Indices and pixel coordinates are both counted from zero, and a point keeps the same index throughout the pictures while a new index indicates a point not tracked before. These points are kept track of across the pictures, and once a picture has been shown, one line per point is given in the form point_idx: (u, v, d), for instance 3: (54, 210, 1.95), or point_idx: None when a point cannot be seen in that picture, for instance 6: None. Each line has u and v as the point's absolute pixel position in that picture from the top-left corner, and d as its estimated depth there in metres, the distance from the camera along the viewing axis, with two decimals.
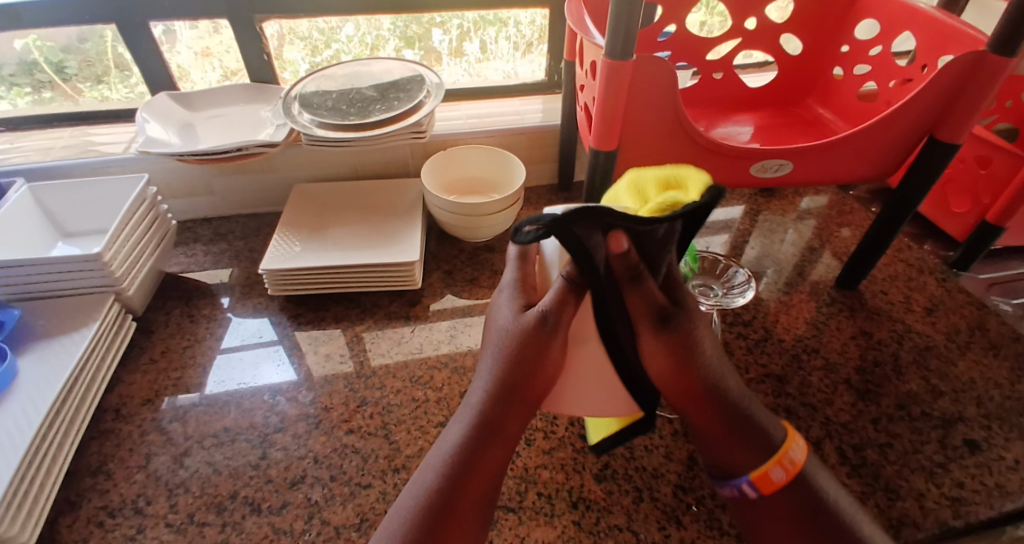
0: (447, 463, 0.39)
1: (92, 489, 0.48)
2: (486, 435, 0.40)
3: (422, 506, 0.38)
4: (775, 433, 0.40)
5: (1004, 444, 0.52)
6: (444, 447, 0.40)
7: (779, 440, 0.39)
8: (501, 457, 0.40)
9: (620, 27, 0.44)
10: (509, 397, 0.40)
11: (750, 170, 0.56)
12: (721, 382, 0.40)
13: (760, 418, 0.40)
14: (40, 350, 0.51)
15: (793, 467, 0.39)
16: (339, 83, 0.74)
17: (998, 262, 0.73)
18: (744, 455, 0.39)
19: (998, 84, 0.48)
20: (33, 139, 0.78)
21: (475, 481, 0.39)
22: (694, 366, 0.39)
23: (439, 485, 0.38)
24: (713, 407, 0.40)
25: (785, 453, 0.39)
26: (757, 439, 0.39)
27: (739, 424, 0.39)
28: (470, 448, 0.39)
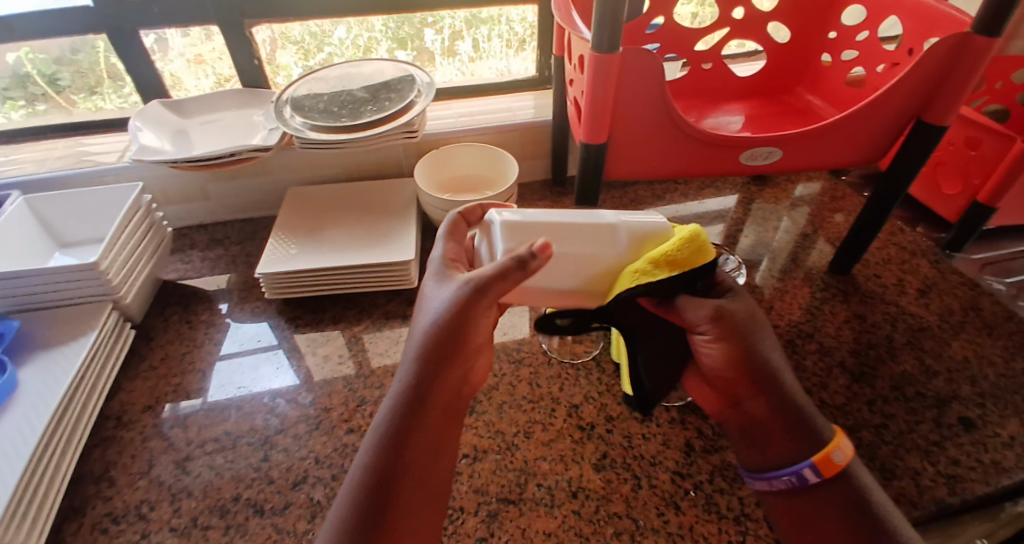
0: (383, 430, 0.36)
1: (96, 496, 0.48)
2: (417, 400, 0.37)
3: (360, 486, 0.35)
4: (820, 426, 0.40)
5: (998, 422, 0.52)
6: (378, 415, 0.37)
7: (828, 435, 0.40)
8: (434, 418, 0.37)
9: (606, 21, 0.45)
10: (434, 364, 0.37)
11: (740, 159, 0.56)
12: (780, 379, 0.42)
13: (810, 416, 0.41)
14: (40, 360, 0.52)
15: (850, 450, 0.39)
16: (330, 85, 0.74)
17: (992, 242, 0.73)
18: (793, 445, 0.40)
19: (984, 64, 0.49)
20: (28, 152, 0.78)
21: (412, 446, 0.36)
22: (757, 367, 0.41)
23: (377, 453, 0.36)
24: (767, 400, 0.41)
25: (831, 450, 0.39)
26: (807, 431, 0.40)
27: (790, 414, 0.40)
28: (404, 413, 0.37)
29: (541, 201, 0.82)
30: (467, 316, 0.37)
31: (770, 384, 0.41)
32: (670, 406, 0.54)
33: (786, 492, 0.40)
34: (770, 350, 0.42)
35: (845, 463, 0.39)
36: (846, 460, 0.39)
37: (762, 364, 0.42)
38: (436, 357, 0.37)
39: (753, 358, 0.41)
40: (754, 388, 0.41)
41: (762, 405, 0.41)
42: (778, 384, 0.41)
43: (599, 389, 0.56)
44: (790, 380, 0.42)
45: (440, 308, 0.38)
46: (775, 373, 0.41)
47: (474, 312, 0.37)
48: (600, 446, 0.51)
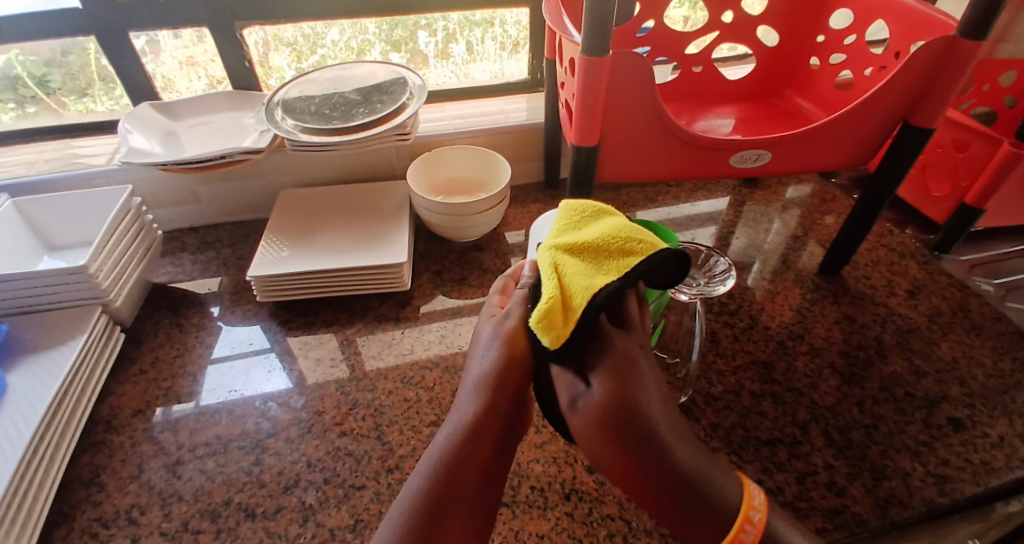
0: (434, 470, 0.39)
1: (85, 501, 0.48)
2: (469, 443, 0.40)
3: (410, 508, 0.37)
4: (727, 493, 0.36)
5: (987, 422, 0.52)
6: (429, 455, 0.40)
7: (736, 502, 0.36)
8: (484, 459, 0.40)
9: (596, 24, 0.45)
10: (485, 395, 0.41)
11: (731, 161, 0.57)
12: (665, 452, 0.37)
13: (712, 485, 0.36)
14: (28, 364, 0.51)
15: (758, 528, 0.35)
16: (322, 87, 0.74)
17: (980, 244, 0.74)
18: (699, 525, 0.36)
19: (969, 68, 0.49)
20: (17, 154, 0.78)
21: (463, 484, 0.39)
22: (643, 464, 0.37)
23: (428, 491, 0.38)
24: (660, 494, 0.37)
25: (738, 532, 0.35)
26: (710, 505, 0.36)
27: (682, 493, 0.36)
28: (458, 453, 0.39)
29: (534, 204, 0.83)
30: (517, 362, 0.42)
31: (657, 475, 0.37)
32: None
33: None
34: (653, 418, 0.38)
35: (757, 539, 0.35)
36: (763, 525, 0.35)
37: (642, 450, 0.37)
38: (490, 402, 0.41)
39: (631, 444, 0.37)
40: (645, 488, 0.37)
41: (655, 496, 0.37)
42: (664, 464, 0.37)
43: None
44: (679, 451, 0.37)
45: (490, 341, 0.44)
46: (659, 446, 0.37)
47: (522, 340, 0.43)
48: None
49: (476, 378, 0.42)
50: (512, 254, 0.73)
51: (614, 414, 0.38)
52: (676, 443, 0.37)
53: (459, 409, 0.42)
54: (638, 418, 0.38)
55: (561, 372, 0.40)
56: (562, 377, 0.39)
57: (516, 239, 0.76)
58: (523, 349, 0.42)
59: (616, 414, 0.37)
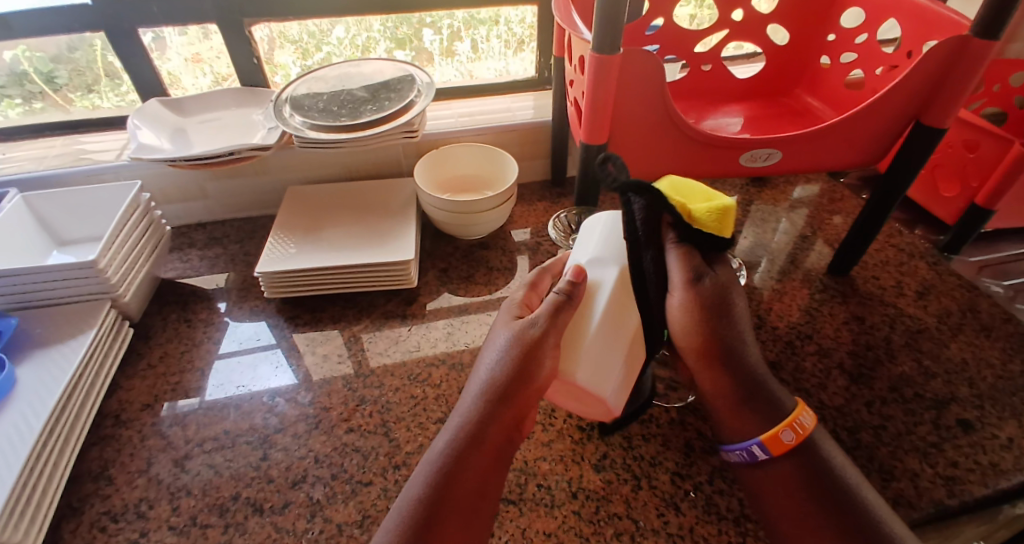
0: (431, 473, 0.39)
1: (93, 495, 0.48)
2: (471, 449, 0.39)
3: (409, 515, 0.37)
4: (785, 400, 0.42)
5: (996, 423, 0.52)
6: (429, 458, 0.40)
7: (790, 407, 0.42)
8: (486, 467, 0.39)
9: (606, 22, 0.45)
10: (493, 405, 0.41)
11: (740, 160, 0.56)
12: (744, 347, 0.44)
13: (772, 389, 0.43)
14: (37, 358, 0.52)
15: (803, 431, 0.40)
16: (330, 84, 0.74)
17: (990, 244, 0.73)
18: (755, 412, 0.42)
19: (983, 67, 0.49)
20: (25, 150, 0.78)
21: (459, 490, 0.38)
22: (722, 345, 0.44)
23: (424, 496, 0.38)
24: (727, 374, 0.43)
25: (789, 423, 0.40)
26: (771, 403, 0.42)
27: (753, 386, 0.43)
28: (459, 459, 0.39)
29: (541, 201, 0.83)
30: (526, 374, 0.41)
31: (734, 356, 0.43)
32: (670, 407, 0.54)
33: (740, 464, 0.43)
34: (739, 319, 0.45)
35: (801, 438, 0.40)
36: (805, 433, 0.40)
37: (726, 336, 0.44)
38: (493, 412, 0.41)
39: (718, 328, 0.44)
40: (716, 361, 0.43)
41: (721, 375, 0.43)
42: (741, 354, 0.44)
43: None
44: (756, 356, 0.44)
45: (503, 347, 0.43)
46: (741, 341, 0.44)
47: (540, 349, 0.42)
48: (600, 447, 0.51)
49: (480, 387, 0.42)
50: (519, 252, 0.73)
51: (713, 303, 0.44)
52: (755, 346, 0.45)
53: (459, 413, 0.41)
54: (731, 310, 0.45)
55: (679, 254, 0.44)
56: (679, 258, 0.44)
57: (522, 237, 0.76)
58: (534, 361, 0.41)
59: (712, 301, 0.44)
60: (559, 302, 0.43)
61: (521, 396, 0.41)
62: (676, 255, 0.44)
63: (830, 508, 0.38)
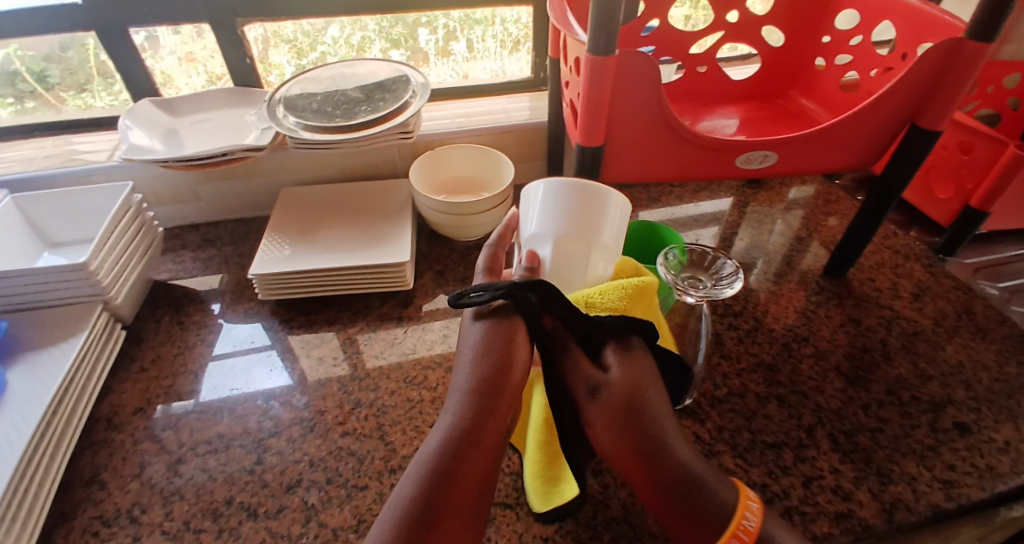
0: (425, 470, 0.35)
1: (85, 500, 0.47)
2: (465, 444, 0.36)
3: (401, 520, 0.33)
4: (722, 496, 0.35)
5: (992, 426, 0.52)
6: (421, 457, 0.36)
7: (732, 506, 0.35)
8: (483, 464, 0.36)
9: (602, 23, 0.45)
10: (485, 396, 0.38)
11: (736, 162, 0.56)
12: (669, 449, 0.37)
13: (712, 490, 0.36)
14: (28, 362, 0.51)
15: (751, 534, 0.34)
16: (324, 85, 0.74)
17: (984, 246, 0.73)
18: (693, 518, 0.35)
19: (978, 70, 0.49)
20: (17, 150, 0.77)
21: (457, 489, 0.35)
22: (640, 448, 0.37)
23: (418, 495, 0.34)
24: (659, 478, 0.36)
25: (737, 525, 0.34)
26: (708, 504, 0.35)
27: (682, 491, 0.36)
28: (452, 455, 0.36)
29: None
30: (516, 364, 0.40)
31: (659, 466, 0.37)
32: None
33: None
34: (660, 417, 0.39)
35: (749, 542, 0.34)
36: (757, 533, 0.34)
37: (645, 438, 0.37)
38: (485, 405, 0.38)
39: (631, 427, 0.38)
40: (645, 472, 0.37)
41: (654, 482, 0.37)
42: (666, 452, 0.37)
43: None
44: (690, 457, 0.37)
45: (482, 336, 0.40)
46: (666, 444, 0.37)
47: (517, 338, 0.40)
48: None
49: (467, 379, 0.39)
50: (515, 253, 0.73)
51: (620, 405, 0.38)
52: (683, 444, 0.38)
53: (448, 410, 0.38)
54: (640, 408, 0.38)
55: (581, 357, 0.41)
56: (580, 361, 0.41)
57: None
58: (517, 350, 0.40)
59: (627, 403, 0.38)
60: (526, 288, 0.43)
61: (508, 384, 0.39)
62: (612, 351, 0.41)
63: None
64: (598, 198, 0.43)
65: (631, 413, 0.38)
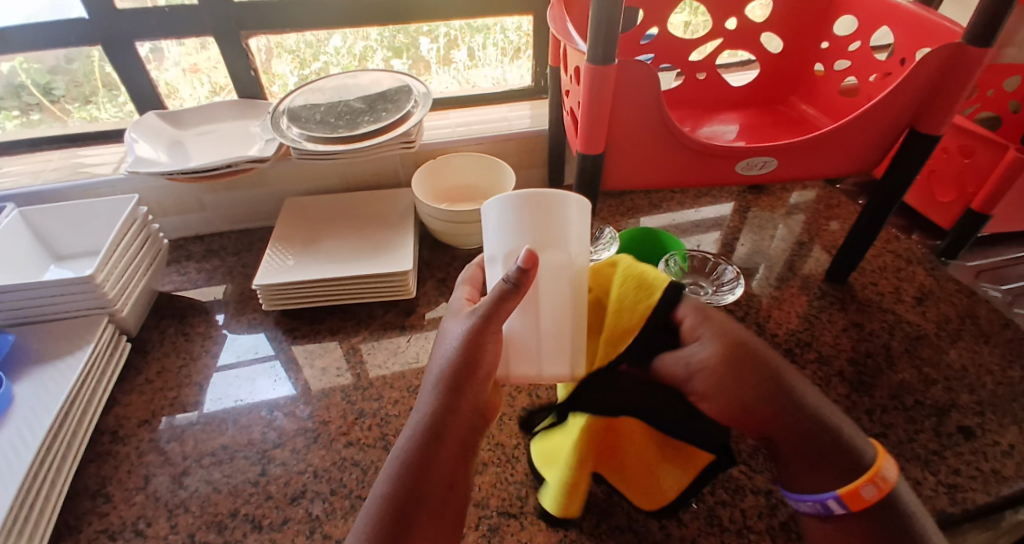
0: (398, 468, 0.34)
1: (91, 512, 0.47)
2: (435, 441, 0.35)
3: (376, 516, 0.33)
4: (862, 449, 0.36)
5: (997, 430, 0.52)
6: (393, 455, 0.35)
7: (870, 458, 0.36)
8: (453, 462, 0.36)
9: (602, 33, 0.45)
10: (452, 395, 0.36)
11: (737, 169, 0.57)
12: (792, 392, 0.38)
13: (842, 434, 0.37)
14: (33, 375, 0.51)
15: (887, 485, 0.35)
16: (327, 96, 0.75)
17: (987, 249, 0.73)
18: (822, 464, 0.36)
19: (976, 74, 0.49)
20: (23, 163, 0.78)
21: (429, 486, 0.34)
22: (765, 392, 0.37)
23: (392, 493, 0.33)
24: (789, 421, 0.37)
25: (866, 480, 0.35)
26: (840, 451, 0.36)
27: (817, 436, 0.37)
28: (422, 452, 0.35)
29: None
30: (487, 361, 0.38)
31: (783, 409, 0.37)
32: None
33: (811, 516, 0.38)
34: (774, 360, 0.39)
35: (880, 495, 0.35)
36: (888, 486, 0.35)
37: (772, 383, 0.38)
38: (454, 403, 0.36)
39: (751, 374, 0.38)
40: (769, 419, 0.37)
41: (780, 428, 0.37)
42: (794, 398, 0.38)
43: None
44: (810, 397, 0.38)
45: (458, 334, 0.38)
46: (786, 389, 0.38)
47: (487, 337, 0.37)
48: None
49: (437, 375, 0.37)
50: None
51: (734, 357, 0.38)
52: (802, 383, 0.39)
53: (419, 408, 0.37)
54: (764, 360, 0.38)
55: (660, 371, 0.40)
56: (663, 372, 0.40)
57: None
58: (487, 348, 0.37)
59: (726, 358, 0.38)
60: (506, 291, 0.36)
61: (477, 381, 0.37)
62: (665, 357, 0.40)
63: None
64: (561, 202, 0.37)
65: (755, 363, 0.38)
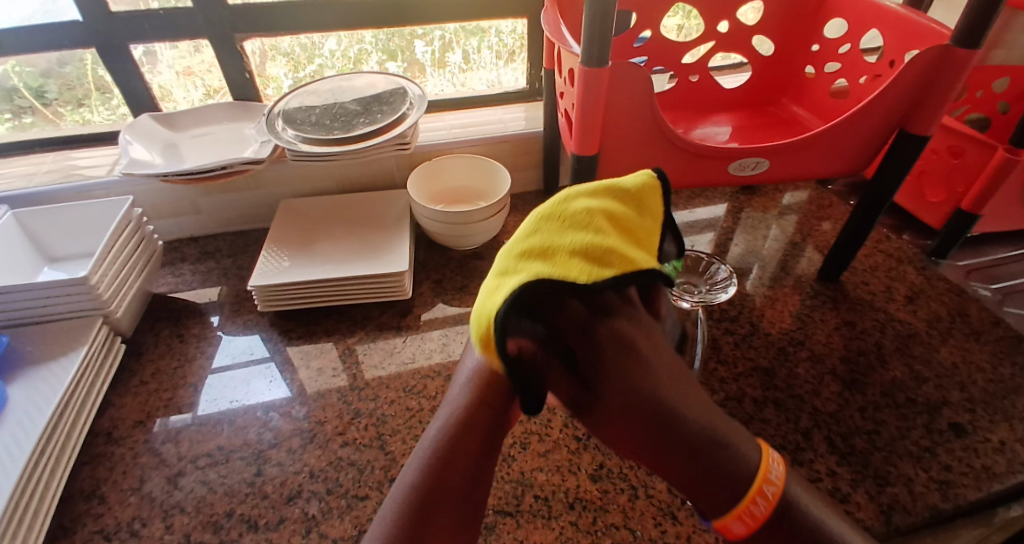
0: (425, 462, 0.38)
1: (86, 514, 0.47)
2: (461, 437, 0.38)
3: (403, 502, 0.37)
4: (745, 459, 0.35)
5: (987, 427, 0.53)
6: (424, 447, 0.39)
7: (752, 472, 0.35)
8: (476, 458, 0.38)
9: (595, 35, 0.45)
10: (481, 396, 0.39)
11: (729, 169, 0.57)
12: (678, 419, 0.35)
13: (731, 447, 0.35)
14: (27, 377, 0.51)
15: (771, 500, 0.34)
16: (322, 98, 0.75)
17: (976, 249, 0.74)
18: (712, 488, 0.34)
19: (964, 76, 0.50)
20: (16, 166, 0.78)
21: (453, 478, 0.37)
22: (634, 408, 0.35)
23: (418, 484, 0.37)
24: (636, 435, 0.35)
25: (748, 505, 0.34)
26: (716, 472, 0.34)
27: (689, 454, 0.34)
28: (448, 446, 0.38)
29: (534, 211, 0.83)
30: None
31: (673, 436, 0.35)
32: None
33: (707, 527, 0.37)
34: (655, 386, 0.36)
35: (767, 514, 0.34)
36: (776, 500, 0.34)
37: (620, 394, 0.35)
38: (482, 404, 0.39)
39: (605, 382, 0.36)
40: (654, 448, 0.35)
41: (670, 459, 0.35)
42: (647, 409, 0.35)
43: None
44: (680, 404, 0.36)
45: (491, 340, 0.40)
46: (670, 414, 0.35)
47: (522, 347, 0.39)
48: (596, 457, 0.51)
49: (469, 377, 0.40)
50: None
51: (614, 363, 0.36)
52: (688, 408, 0.36)
53: (450, 402, 0.40)
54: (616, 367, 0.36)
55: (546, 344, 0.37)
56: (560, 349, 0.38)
57: None
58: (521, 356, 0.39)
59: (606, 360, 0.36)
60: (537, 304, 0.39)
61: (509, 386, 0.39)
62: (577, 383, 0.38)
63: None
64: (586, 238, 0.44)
65: (611, 371, 0.36)
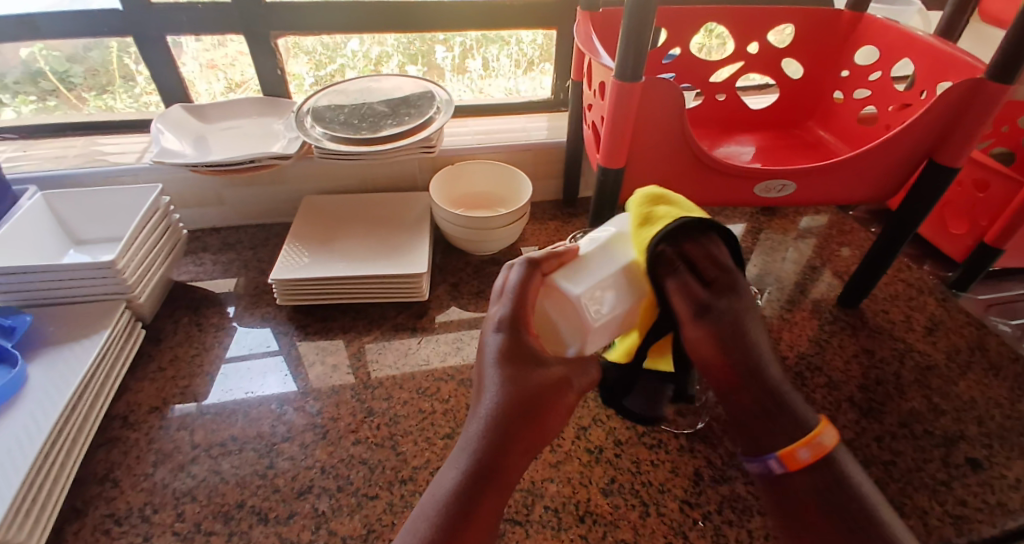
0: (442, 512, 0.34)
1: (98, 497, 0.47)
2: (480, 485, 0.35)
3: None
4: (805, 416, 0.40)
5: (1005, 463, 0.52)
6: (435, 495, 0.35)
7: (811, 424, 0.39)
8: (497, 509, 0.36)
9: (630, 50, 0.46)
10: (504, 442, 0.37)
11: (755, 190, 0.57)
12: (759, 367, 0.42)
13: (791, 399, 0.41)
14: (49, 357, 0.52)
15: (821, 450, 0.38)
16: (350, 98, 0.75)
17: (996, 283, 0.74)
18: (772, 433, 0.40)
19: (998, 109, 0.49)
20: (44, 148, 0.79)
21: (472, 531, 0.34)
22: (729, 341, 0.42)
23: (435, 535, 0.33)
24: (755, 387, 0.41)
25: (812, 437, 0.38)
26: (781, 414, 0.40)
27: (768, 405, 0.41)
28: (468, 495, 0.35)
29: (552, 220, 0.83)
30: (541, 401, 0.38)
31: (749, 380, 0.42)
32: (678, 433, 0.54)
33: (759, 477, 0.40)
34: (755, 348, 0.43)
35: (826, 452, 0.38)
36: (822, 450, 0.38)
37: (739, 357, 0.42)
38: (502, 449, 0.36)
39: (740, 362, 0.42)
40: (733, 382, 0.42)
41: (749, 396, 0.41)
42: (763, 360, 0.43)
43: (608, 412, 0.56)
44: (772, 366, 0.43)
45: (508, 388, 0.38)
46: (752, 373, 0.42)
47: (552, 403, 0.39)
48: (608, 471, 0.51)
49: (484, 423, 0.37)
50: None
51: (727, 335, 0.42)
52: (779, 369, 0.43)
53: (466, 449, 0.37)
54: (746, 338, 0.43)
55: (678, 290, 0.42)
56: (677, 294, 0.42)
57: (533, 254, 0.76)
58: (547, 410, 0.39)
59: (717, 339, 0.42)
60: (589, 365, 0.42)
61: (532, 434, 0.38)
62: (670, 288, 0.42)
63: (843, 530, 0.36)
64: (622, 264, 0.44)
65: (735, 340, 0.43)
